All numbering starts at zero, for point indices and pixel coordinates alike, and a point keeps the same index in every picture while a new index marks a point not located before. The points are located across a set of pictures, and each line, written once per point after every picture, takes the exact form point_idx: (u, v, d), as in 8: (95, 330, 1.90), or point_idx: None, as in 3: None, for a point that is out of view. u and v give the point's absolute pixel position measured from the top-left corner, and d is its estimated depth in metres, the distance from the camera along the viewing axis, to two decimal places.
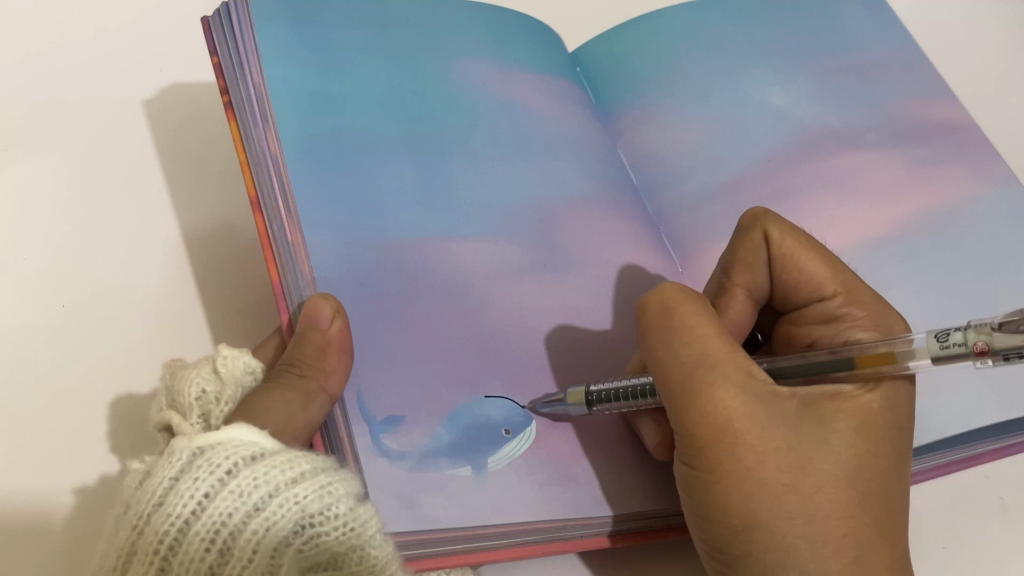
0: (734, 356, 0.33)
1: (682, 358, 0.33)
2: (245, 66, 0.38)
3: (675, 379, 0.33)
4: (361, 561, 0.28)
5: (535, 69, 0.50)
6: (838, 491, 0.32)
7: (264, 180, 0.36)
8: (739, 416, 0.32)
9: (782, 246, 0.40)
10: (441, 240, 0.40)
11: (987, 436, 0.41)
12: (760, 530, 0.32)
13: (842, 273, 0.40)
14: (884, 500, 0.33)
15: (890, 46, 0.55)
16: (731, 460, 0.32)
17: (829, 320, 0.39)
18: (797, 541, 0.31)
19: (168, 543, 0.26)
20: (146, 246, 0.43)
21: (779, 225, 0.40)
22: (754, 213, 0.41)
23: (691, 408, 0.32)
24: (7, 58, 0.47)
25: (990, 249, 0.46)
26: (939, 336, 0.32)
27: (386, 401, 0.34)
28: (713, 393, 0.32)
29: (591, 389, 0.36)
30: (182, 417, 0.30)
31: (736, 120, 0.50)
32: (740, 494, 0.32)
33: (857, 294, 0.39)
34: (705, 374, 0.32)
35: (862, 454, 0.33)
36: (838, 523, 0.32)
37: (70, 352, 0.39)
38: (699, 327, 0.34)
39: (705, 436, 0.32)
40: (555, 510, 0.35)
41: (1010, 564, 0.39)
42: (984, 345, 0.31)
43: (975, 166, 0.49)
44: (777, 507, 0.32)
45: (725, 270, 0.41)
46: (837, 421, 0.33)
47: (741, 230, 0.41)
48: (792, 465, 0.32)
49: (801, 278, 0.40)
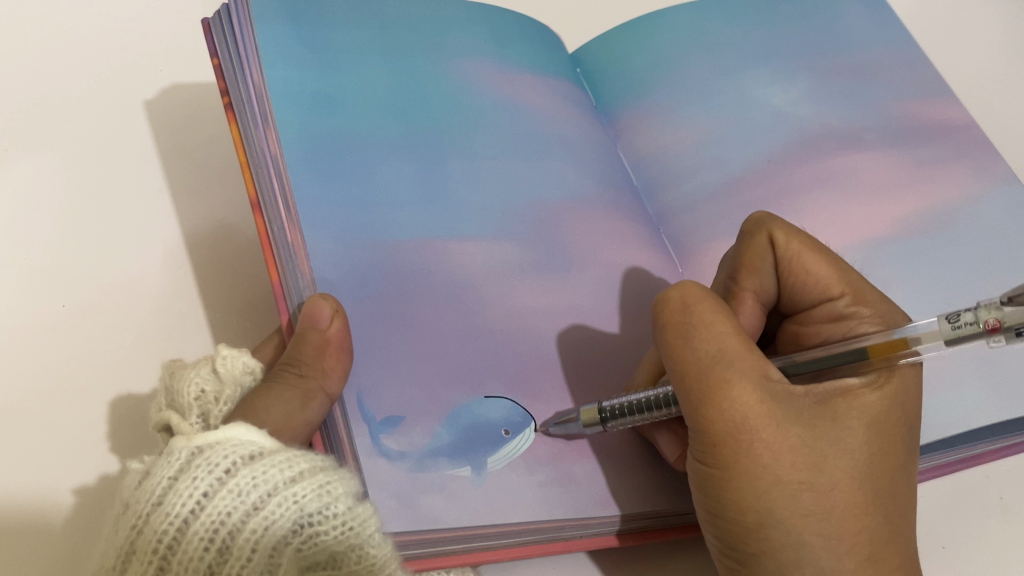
0: (751, 354, 0.33)
1: (700, 355, 0.32)
2: (245, 66, 0.39)
3: (692, 376, 0.32)
4: (360, 560, 0.28)
5: (534, 69, 0.50)
6: (852, 489, 0.32)
7: (264, 181, 0.36)
8: (755, 414, 0.32)
9: (788, 249, 0.40)
10: (442, 240, 0.40)
11: (988, 435, 0.40)
12: (775, 529, 0.32)
13: (848, 274, 0.40)
14: (895, 498, 0.33)
15: (890, 46, 0.54)
16: (745, 458, 0.32)
17: (837, 320, 0.39)
18: (812, 538, 0.31)
19: (167, 543, 0.26)
20: (147, 246, 0.43)
21: (784, 228, 0.40)
22: (758, 215, 0.41)
23: (706, 405, 0.32)
24: (8, 59, 0.48)
25: (990, 249, 0.46)
26: (950, 317, 0.32)
27: (391, 401, 0.34)
28: (730, 391, 0.32)
29: (604, 406, 0.35)
30: (181, 417, 0.30)
31: (735, 119, 0.50)
32: (753, 493, 0.32)
33: (863, 294, 0.39)
34: (723, 371, 0.32)
35: (875, 452, 0.33)
36: (851, 520, 0.32)
37: (70, 351, 0.39)
38: (718, 323, 0.33)
39: (719, 435, 0.32)
40: (555, 511, 0.35)
41: (1011, 565, 0.39)
42: (995, 322, 0.31)
43: (975, 165, 0.49)
44: (791, 504, 0.32)
45: (731, 276, 0.41)
46: (849, 418, 0.33)
47: (745, 234, 0.41)
48: (806, 463, 0.32)
49: (808, 279, 0.40)
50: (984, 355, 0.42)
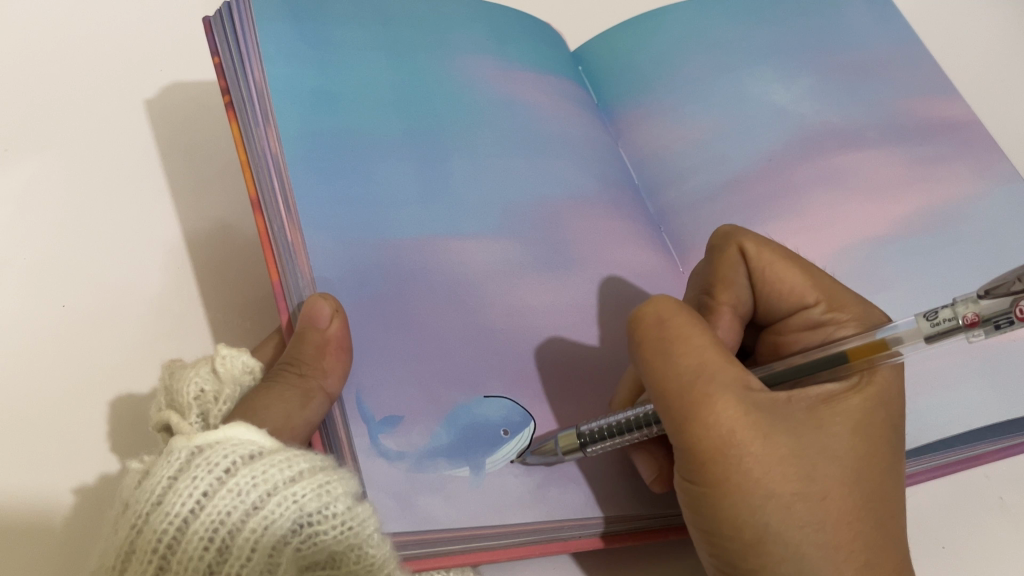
0: (730, 366, 0.33)
1: (681, 369, 0.32)
2: (244, 61, 0.39)
3: (673, 393, 0.32)
4: (359, 560, 0.28)
5: (535, 68, 0.50)
6: (844, 496, 0.32)
7: (264, 179, 0.36)
8: (742, 427, 0.31)
9: (760, 259, 0.40)
10: (443, 239, 0.40)
11: (989, 436, 0.40)
12: (773, 542, 0.31)
13: (822, 280, 0.40)
14: (887, 502, 0.33)
15: (892, 42, 0.54)
16: (736, 474, 0.31)
17: (814, 327, 0.39)
18: (810, 549, 0.31)
19: (167, 542, 0.26)
20: (147, 245, 0.43)
21: (754, 238, 0.40)
22: (725, 230, 0.41)
23: (691, 421, 0.32)
24: (8, 59, 0.48)
25: (992, 246, 0.45)
26: (928, 315, 0.32)
27: (389, 401, 0.34)
28: (714, 405, 0.31)
29: (582, 431, 0.34)
30: (181, 417, 0.30)
31: (736, 118, 0.50)
32: (747, 507, 0.31)
33: (839, 299, 0.39)
34: (704, 386, 0.32)
35: (863, 456, 0.33)
36: (847, 528, 0.32)
37: (72, 351, 0.39)
38: (695, 337, 0.33)
39: (708, 450, 0.31)
40: (554, 511, 0.35)
41: (1011, 565, 0.38)
42: (974, 315, 0.31)
43: (977, 164, 0.49)
44: (786, 516, 0.31)
45: (707, 290, 0.41)
46: (835, 424, 0.33)
47: (716, 248, 0.41)
48: (797, 474, 0.32)
49: (783, 288, 0.40)
50: (983, 356, 0.41)
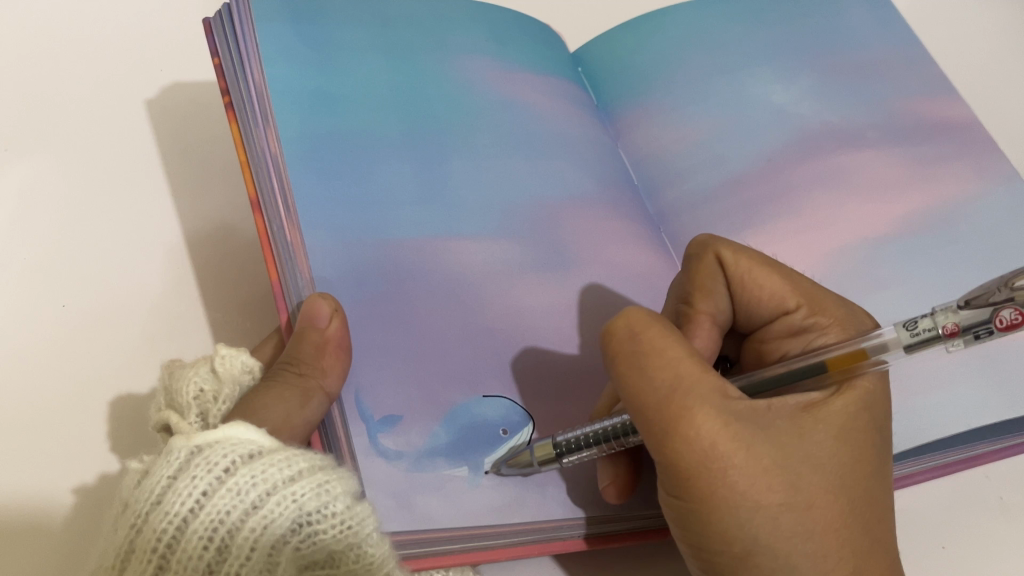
0: (708, 376, 0.32)
1: (656, 384, 0.32)
2: (245, 61, 0.39)
3: (651, 409, 0.32)
4: (358, 559, 0.29)
5: (534, 68, 0.50)
6: (830, 504, 0.32)
7: (264, 179, 0.36)
8: (724, 438, 0.31)
9: (738, 266, 0.40)
10: (441, 240, 0.40)
11: (988, 436, 0.40)
12: (763, 554, 0.31)
13: (803, 284, 0.40)
14: (876, 506, 0.33)
15: (892, 42, 0.54)
16: (721, 487, 0.31)
17: (797, 333, 0.40)
18: (801, 561, 0.31)
19: (166, 541, 0.26)
20: (146, 246, 0.43)
21: (731, 246, 0.40)
22: (701, 238, 0.41)
23: (671, 437, 0.31)
24: (9, 59, 0.48)
25: (991, 246, 0.45)
26: (908, 325, 0.33)
27: (389, 402, 0.34)
28: (693, 419, 0.31)
29: (558, 441, 0.34)
30: (181, 416, 0.30)
31: (736, 118, 0.50)
32: (736, 522, 0.31)
33: (820, 303, 0.39)
34: (682, 400, 0.31)
35: (849, 462, 0.33)
36: (834, 535, 0.32)
37: (71, 351, 0.39)
38: (670, 350, 0.33)
39: (691, 465, 0.31)
40: (554, 510, 0.36)
41: (1010, 564, 0.38)
42: (953, 326, 0.32)
43: (976, 164, 0.49)
44: (774, 528, 0.31)
45: (684, 299, 0.40)
46: (817, 432, 0.33)
47: (692, 257, 0.41)
48: (783, 484, 0.31)
49: (762, 294, 0.40)
50: (982, 355, 0.41)
